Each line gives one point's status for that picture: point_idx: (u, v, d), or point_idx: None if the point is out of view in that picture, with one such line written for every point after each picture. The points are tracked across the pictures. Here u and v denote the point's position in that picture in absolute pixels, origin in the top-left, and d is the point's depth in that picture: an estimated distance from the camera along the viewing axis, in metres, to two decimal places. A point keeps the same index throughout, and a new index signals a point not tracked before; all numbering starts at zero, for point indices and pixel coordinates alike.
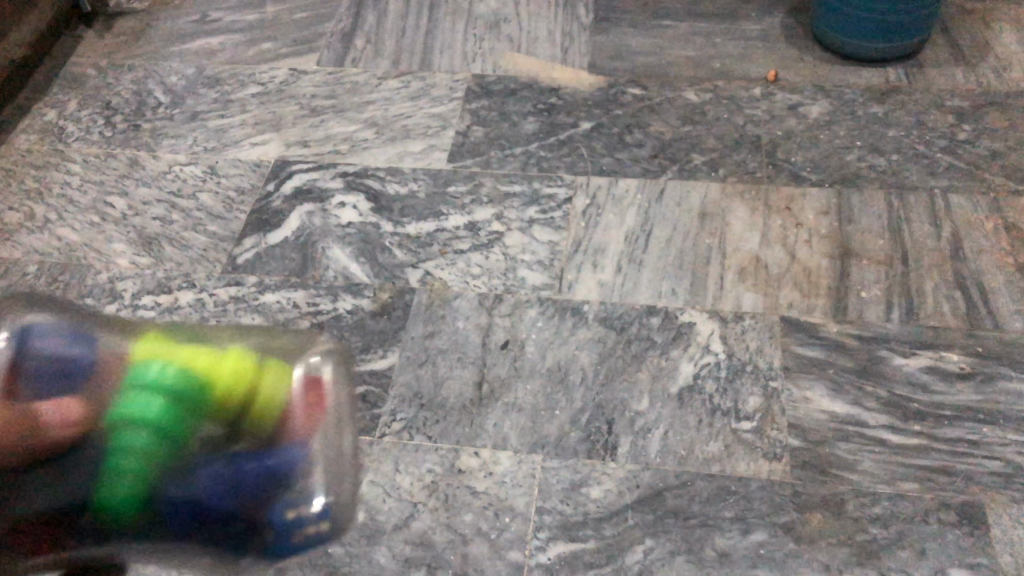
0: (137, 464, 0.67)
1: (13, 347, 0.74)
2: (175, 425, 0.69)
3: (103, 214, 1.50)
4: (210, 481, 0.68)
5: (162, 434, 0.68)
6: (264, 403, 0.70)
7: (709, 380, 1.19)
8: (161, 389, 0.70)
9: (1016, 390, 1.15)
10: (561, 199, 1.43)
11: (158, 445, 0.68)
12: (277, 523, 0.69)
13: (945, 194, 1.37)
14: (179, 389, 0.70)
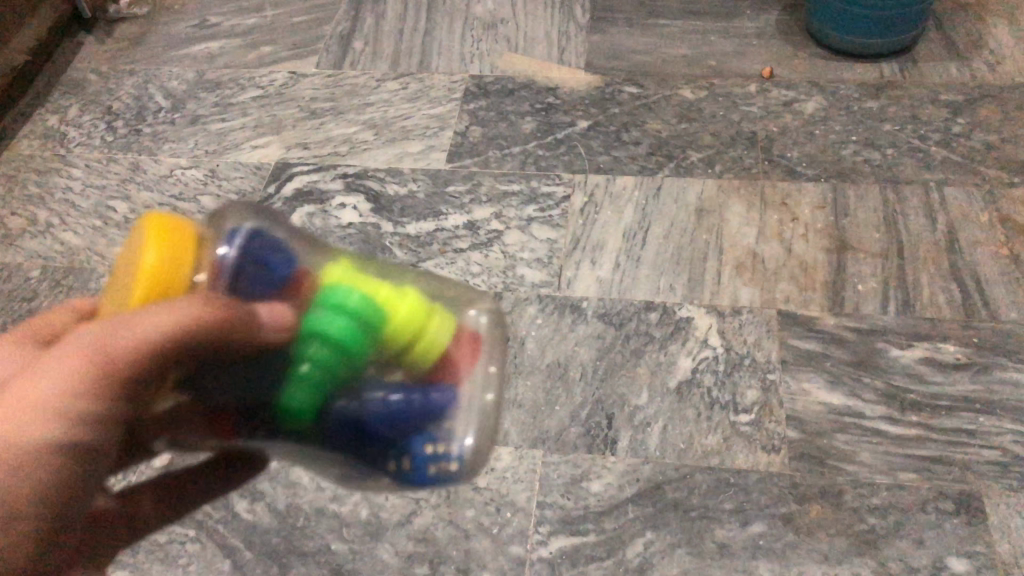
0: (297, 380, 0.62)
1: (242, 253, 0.64)
2: (341, 347, 0.62)
3: (106, 218, 1.51)
4: (369, 406, 0.65)
5: (327, 353, 0.62)
6: (438, 342, 0.68)
7: (707, 374, 1.20)
8: (328, 301, 0.64)
9: (1012, 379, 1.16)
10: (559, 197, 1.44)
11: (324, 366, 0.62)
12: (416, 457, 0.70)
13: (940, 188, 1.38)
14: (352, 304, 0.64)
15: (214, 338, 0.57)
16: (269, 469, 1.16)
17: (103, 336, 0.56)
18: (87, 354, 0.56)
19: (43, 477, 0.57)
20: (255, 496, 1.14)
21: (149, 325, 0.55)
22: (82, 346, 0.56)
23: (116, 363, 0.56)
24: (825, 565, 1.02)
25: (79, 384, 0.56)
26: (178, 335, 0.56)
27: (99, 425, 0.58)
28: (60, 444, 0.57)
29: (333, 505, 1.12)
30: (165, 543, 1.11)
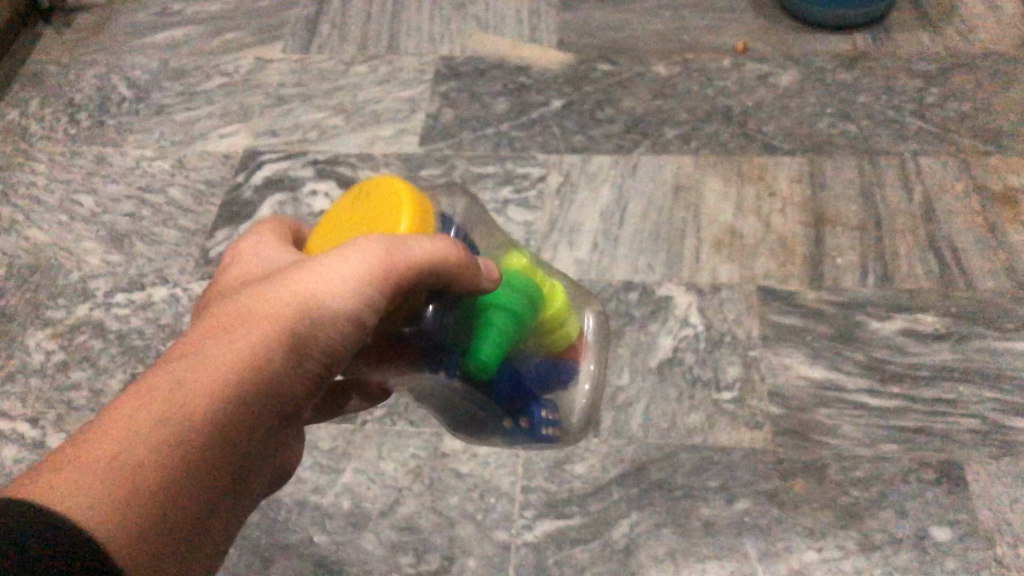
0: (482, 339, 0.68)
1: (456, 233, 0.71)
2: (513, 316, 0.70)
3: (71, 213, 1.48)
4: (516, 375, 0.74)
5: (505, 317, 0.69)
6: (558, 329, 0.79)
7: (688, 352, 1.19)
8: (505, 278, 0.73)
9: (991, 348, 1.16)
10: (535, 178, 1.42)
11: (500, 332, 0.68)
12: (533, 418, 0.79)
13: (916, 158, 1.38)
14: (522, 284, 0.73)
15: (454, 280, 0.63)
16: None
17: (372, 253, 0.59)
18: (355, 267, 0.59)
19: (281, 383, 0.59)
20: None
21: (412, 250, 0.60)
22: (344, 258, 0.60)
23: (377, 280, 0.60)
24: (810, 538, 1.02)
25: (341, 297, 0.60)
26: (432, 268, 0.61)
27: (337, 343, 0.62)
28: (301, 356, 0.60)
29: (315, 497, 1.11)
30: None
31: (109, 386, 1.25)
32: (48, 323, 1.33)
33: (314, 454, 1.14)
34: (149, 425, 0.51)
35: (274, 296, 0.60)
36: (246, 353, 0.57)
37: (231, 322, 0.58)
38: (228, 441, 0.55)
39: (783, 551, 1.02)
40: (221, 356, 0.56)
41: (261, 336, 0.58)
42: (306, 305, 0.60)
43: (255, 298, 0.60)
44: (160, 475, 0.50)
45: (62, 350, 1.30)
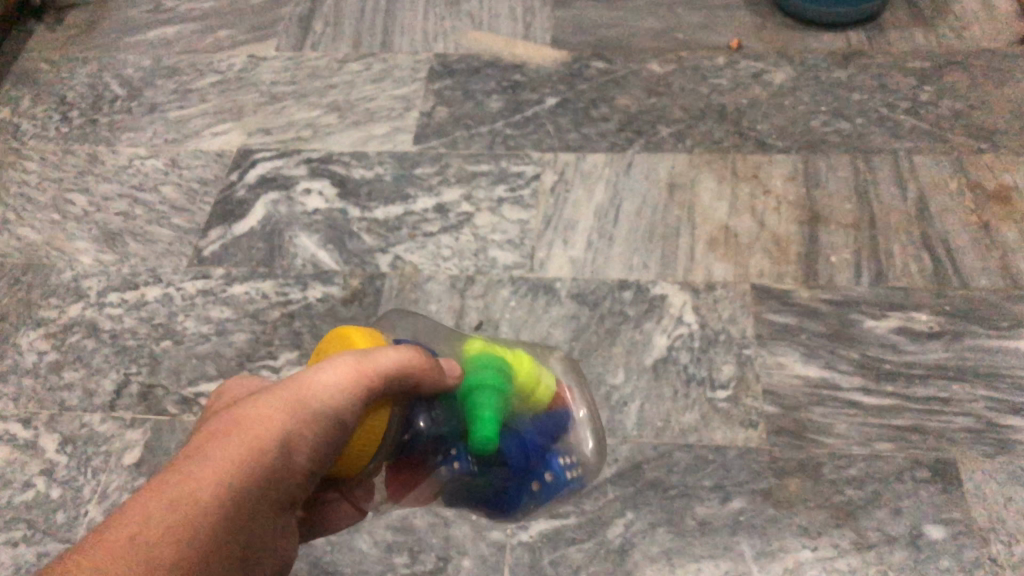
0: (475, 423, 0.76)
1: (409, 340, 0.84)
2: (496, 384, 0.79)
3: (64, 212, 1.47)
4: (521, 440, 0.83)
5: (487, 394, 0.77)
6: (541, 385, 0.88)
7: (683, 351, 1.19)
8: (472, 362, 0.82)
9: (984, 346, 1.16)
10: (529, 176, 1.42)
11: (488, 408, 0.77)
12: (554, 469, 0.89)
13: (910, 156, 1.38)
14: (490, 361, 0.82)
15: (418, 381, 0.75)
16: None
17: (349, 365, 0.71)
18: (336, 372, 0.70)
19: (274, 475, 0.66)
20: None
21: (380, 360, 0.72)
22: (329, 366, 0.70)
23: (354, 382, 0.70)
24: (804, 538, 1.02)
25: (325, 398, 0.69)
26: (399, 373, 0.73)
27: (322, 443, 0.69)
28: (293, 453, 0.67)
29: None
30: None
31: (103, 386, 1.24)
32: (40, 323, 1.33)
33: None
34: (163, 511, 0.59)
35: (269, 402, 0.69)
36: (251, 444, 0.66)
37: (236, 422, 0.67)
38: (227, 527, 0.62)
39: (778, 549, 1.02)
40: (230, 448, 0.65)
41: (263, 430, 0.67)
42: (297, 407, 0.69)
43: (254, 403, 0.69)
44: (179, 547, 0.58)
45: (55, 350, 1.29)
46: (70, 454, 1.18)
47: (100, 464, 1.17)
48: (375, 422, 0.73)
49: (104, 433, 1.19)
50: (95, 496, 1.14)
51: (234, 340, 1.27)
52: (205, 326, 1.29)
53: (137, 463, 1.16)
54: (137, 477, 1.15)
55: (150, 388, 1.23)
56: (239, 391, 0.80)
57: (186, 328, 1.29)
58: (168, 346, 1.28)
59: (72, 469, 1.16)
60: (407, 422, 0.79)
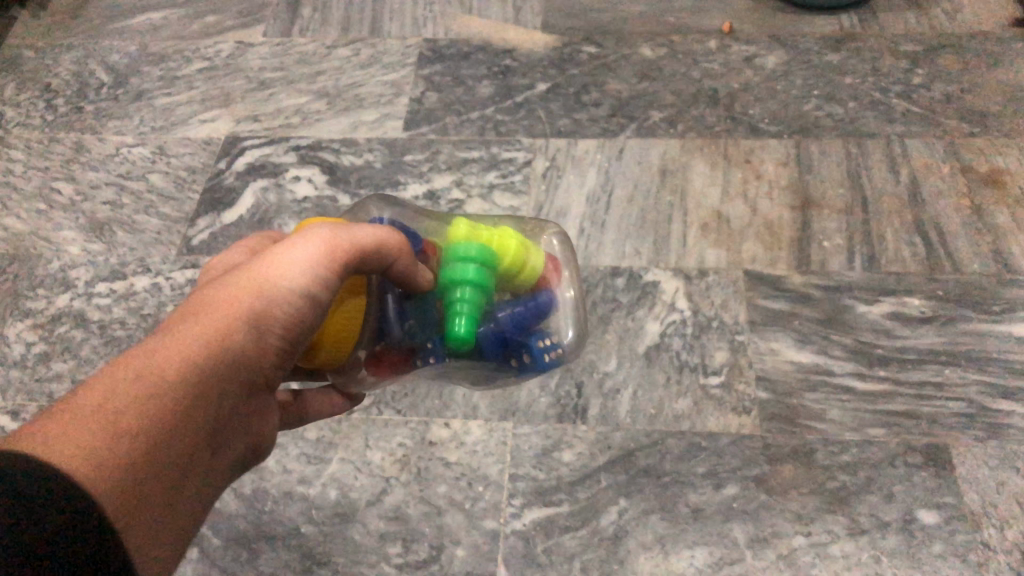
0: (451, 322, 0.75)
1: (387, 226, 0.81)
2: (476, 285, 0.76)
3: (50, 201, 1.45)
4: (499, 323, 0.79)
5: (465, 293, 0.75)
6: (524, 266, 0.83)
7: (675, 338, 1.19)
8: (452, 254, 0.78)
9: (977, 331, 1.16)
10: (520, 162, 1.41)
11: (464, 308, 0.75)
12: (534, 350, 0.83)
13: (903, 141, 1.37)
14: (470, 248, 0.77)
15: (395, 259, 0.72)
16: None
17: (323, 238, 0.66)
18: (310, 245, 0.66)
19: (244, 353, 0.62)
20: None
21: (355, 233, 0.68)
22: (302, 240, 0.66)
23: (328, 257, 0.66)
24: (798, 524, 1.03)
25: (297, 274, 0.64)
26: (376, 248, 0.69)
27: (292, 322, 0.65)
28: (262, 333, 0.63)
29: (302, 488, 1.10)
30: None
31: (92, 377, 1.23)
32: (27, 314, 1.31)
33: (300, 444, 1.13)
34: (128, 381, 0.54)
35: (236, 278, 0.64)
36: (218, 321, 0.61)
37: (203, 303, 0.62)
38: (197, 401, 0.57)
39: (772, 536, 1.02)
40: (198, 325, 0.60)
41: (231, 307, 0.62)
42: (268, 285, 0.64)
43: (223, 282, 0.64)
44: (147, 420, 0.53)
45: (43, 341, 1.28)
46: None
47: None
48: (345, 315, 0.72)
49: None
50: None
51: None
52: None
53: None
54: None
55: None
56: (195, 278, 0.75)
57: None
58: None
59: None
60: (380, 320, 0.77)
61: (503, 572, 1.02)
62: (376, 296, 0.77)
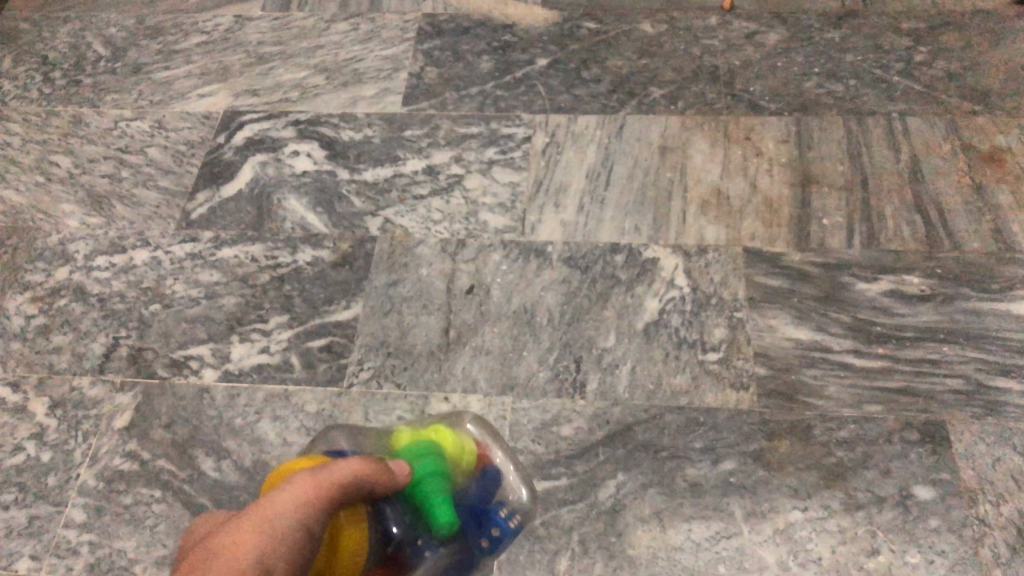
0: (428, 510, 0.74)
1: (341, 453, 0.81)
2: (435, 473, 0.77)
3: (48, 174, 1.45)
4: (465, 508, 0.79)
5: (432, 480, 0.76)
6: (469, 448, 0.85)
7: (674, 314, 1.19)
8: (406, 456, 0.80)
9: (975, 309, 1.17)
10: (520, 138, 1.40)
11: (436, 492, 0.75)
12: (500, 523, 0.82)
13: (903, 118, 1.37)
14: (421, 451, 0.79)
15: (373, 488, 0.72)
16: (234, 426, 1.14)
17: (303, 482, 0.68)
18: (298, 485, 0.68)
19: None
20: (221, 454, 1.12)
21: (334, 472, 0.70)
22: (289, 483, 0.68)
23: (317, 493, 0.68)
24: (795, 499, 1.03)
25: (288, 513, 0.66)
26: (355, 482, 0.70)
27: (297, 555, 0.65)
28: (268, 564, 0.63)
29: None
30: (130, 505, 1.09)
31: (91, 350, 1.23)
32: (26, 286, 1.31)
33: (300, 417, 1.14)
34: None
35: (242, 526, 0.66)
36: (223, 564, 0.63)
37: (211, 553, 0.65)
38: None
39: (769, 510, 1.03)
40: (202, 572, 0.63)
41: (234, 550, 0.64)
42: (263, 526, 0.65)
43: (225, 531, 0.67)
44: None
45: (42, 314, 1.28)
46: (60, 418, 1.17)
47: (90, 427, 1.16)
48: (352, 518, 0.70)
49: (94, 396, 1.19)
50: (85, 460, 1.13)
51: (222, 303, 1.26)
52: (193, 290, 1.28)
53: (127, 426, 1.16)
54: (126, 441, 1.14)
55: (139, 352, 1.22)
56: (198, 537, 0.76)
57: (175, 292, 1.28)
58: (157, 309, 1.27)
59: (62, 433, 1.16)
60: (380, 530, 0.73)
61: None
62: (372, 510, 0.73)
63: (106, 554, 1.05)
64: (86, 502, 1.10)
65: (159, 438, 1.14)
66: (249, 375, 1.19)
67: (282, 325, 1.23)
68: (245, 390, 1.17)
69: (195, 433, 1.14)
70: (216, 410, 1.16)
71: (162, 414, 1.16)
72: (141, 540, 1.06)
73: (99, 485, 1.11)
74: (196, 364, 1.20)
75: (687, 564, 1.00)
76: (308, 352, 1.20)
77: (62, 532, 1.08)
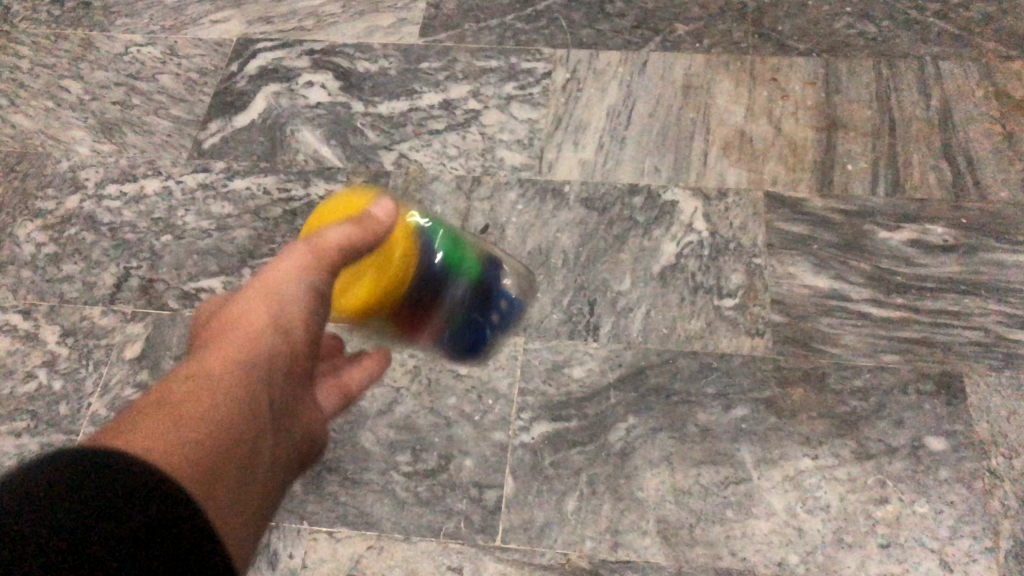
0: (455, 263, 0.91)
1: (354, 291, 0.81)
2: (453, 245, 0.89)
3: (59, 100, 1.42)
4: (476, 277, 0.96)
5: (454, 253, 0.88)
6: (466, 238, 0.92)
7: (691, 259, 1.17)
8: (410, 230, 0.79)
9: (999, 261, 1.14)
10: (539, 73, 1.37)
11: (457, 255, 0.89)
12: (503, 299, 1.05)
13: (936, 62, 1.32)
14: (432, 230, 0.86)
15: (368, 247, 0.73)
16: None
17: (301, 249, 0.69)
18: (295, 250, 0.69)
19: (275, 346, 0.62)
20: None
21: (329, 238, 0.70)
22: (284, 252, 0.69)
23: (316, 253, 0.69)
24: (806, 446, 1.03)
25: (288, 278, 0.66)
26: (352, 244, 0.71)
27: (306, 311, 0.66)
28: (280, 323, 0.64)
29: None
30: None
31: (102, 280, 1.23)
32: (37, 214, 1.30)
33: None
34: (182, 385, 0.55)
35: (248, 293, 0.66)
36: (243, 334, 0.62)
37: (223, 319, 0.65)
38: (250, 395, 0.57)
39: (779, 457, 1.02)
40: (224, 343, 0.61)
41: (250, 319, 0.63)
42: (272, 287, 0.66)
43: (228, 313, 0.65)
44: (207, 407, 0.54)
45: (53, 242, 1.27)
46: (71, 346, 1.17)
47: (102, 357, 1.16)
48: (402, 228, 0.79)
49: (105, 326, 1.19)
50: (97, 390, 1.14)
51: (234, 236, 1.25)
52: (205, 221, 1.27)
53: (138, 357, 1.16)
54: (138, 371, 1.14)
55: (151, 283, 1.22)
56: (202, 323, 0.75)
57: (187, 223, 1.27)
58: (168, 240, 1.25)
59: (74, 362, 1.16)
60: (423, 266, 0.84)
61: (511, 483, 1.03)
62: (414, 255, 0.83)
63: None
64: (98, 431, 1.10)
65: (170, 369, 1.14)
66: None
67: None
68: None
69: None
70: None
71: (173, 345, 1.16)
72: None
73: (111, 414, 1.12)
74: (207, 296, 1.20)
75: (695, 508, 1.00)
76: None
77: None
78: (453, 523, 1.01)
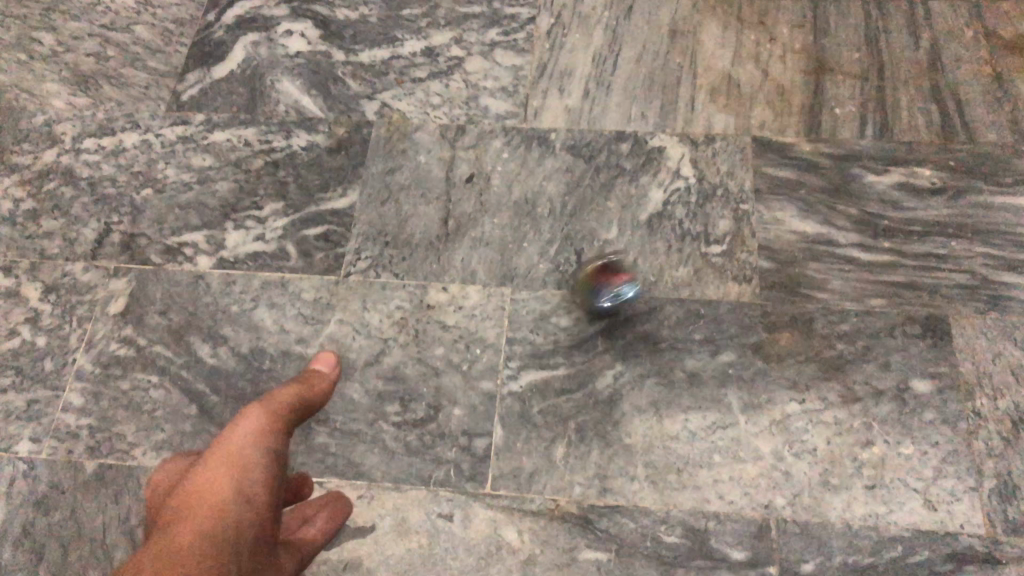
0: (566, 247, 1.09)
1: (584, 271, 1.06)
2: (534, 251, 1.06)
3: (30, 51, 1.38)
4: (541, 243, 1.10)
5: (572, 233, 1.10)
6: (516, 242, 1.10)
7: (679, 206, 1.16)
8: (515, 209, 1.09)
9: (986, 203, 1.14)
10: (523, 19, 1.34)
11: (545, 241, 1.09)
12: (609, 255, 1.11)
13: (926, 2, 1.30)
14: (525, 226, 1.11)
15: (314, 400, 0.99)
16: (231, 313, 1.13)
17: (257, 415, 0.91)
18: (249, 421, 0.90)
19: (242, 515, 0.80)
20: (219, 340, 1.12)
21: (280, 404, 0.94)
22: (238, 423, 0.90)
23: (267, 425, 0.90)
24: (793, 390, 1.03)
25: (245, 443, 0.87)
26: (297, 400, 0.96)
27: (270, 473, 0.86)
28: (246, 497, 0.82)
29: (300, 348, 1.10)
30: (129, 390, 1.09)
31: (83, 235, 1.21)
32: (14, 168, 1.28)
33: (297, 305, 1.13)
34: (152, 566, 0.72)
35: (206, 467, 0.85)
36: (209, 504, 0.80)
37: (190, 492, 0.81)
38: None
39: (766, 402, 1.03)
40: (207, 498, 0.81)
41: (218, 489, 0.81)
42: (235, 450, 0.86)
43: (193, 477, 0.84)
44: None
45: (31, 197, 1.25)
46: (54, 303, 1.16)
47: (86, 312, 1.15)
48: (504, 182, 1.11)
49: (88, 282, 1.17)
50: (81, 346, 1.13)
51: (216, 189, 1.23)
52: (186, 174, 1.25)
53: (122, 312, 1.15)
54: (122, 327, 1.14)
55: (132, 237, 1.20)
56: (169, 476, 0.92)
57: (167, 176, 1.25)
58: (149, 194, 1.24)
59: (57, 318, 1.15)
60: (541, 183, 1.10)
61: (500, 432, 1.03)
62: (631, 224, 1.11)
63: (106, 437, 1.06)
64: (84, 387, 1.10)
65: (155, 325, 1.13)
66: (244, 263, 1.17)
67: (278, 212, 1.20)
68: (241, 278, 1.16)
69: (192, 319, 1.13)
70: (212, 298, 1.15)
71: (157, 300, 1.15)
72: (140, 424, 1.07)
73: (96, 370, 1.11)
74: (190, 251, 1.18)
75: (683, 454, 1.01)
76: (304, 241, 1.17)
77: (60, 416, 1.08)
78: (442, 472, 1.02)
